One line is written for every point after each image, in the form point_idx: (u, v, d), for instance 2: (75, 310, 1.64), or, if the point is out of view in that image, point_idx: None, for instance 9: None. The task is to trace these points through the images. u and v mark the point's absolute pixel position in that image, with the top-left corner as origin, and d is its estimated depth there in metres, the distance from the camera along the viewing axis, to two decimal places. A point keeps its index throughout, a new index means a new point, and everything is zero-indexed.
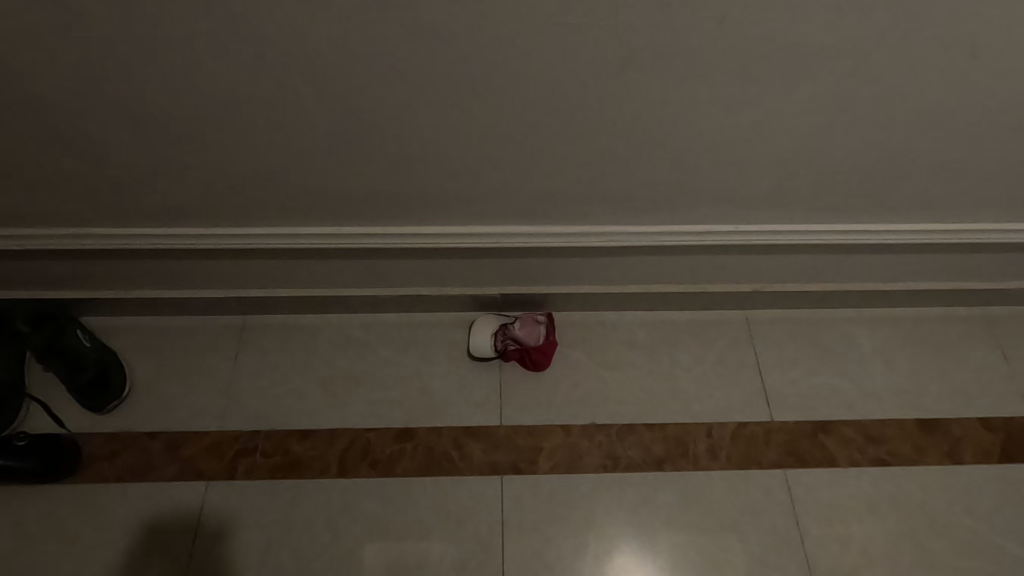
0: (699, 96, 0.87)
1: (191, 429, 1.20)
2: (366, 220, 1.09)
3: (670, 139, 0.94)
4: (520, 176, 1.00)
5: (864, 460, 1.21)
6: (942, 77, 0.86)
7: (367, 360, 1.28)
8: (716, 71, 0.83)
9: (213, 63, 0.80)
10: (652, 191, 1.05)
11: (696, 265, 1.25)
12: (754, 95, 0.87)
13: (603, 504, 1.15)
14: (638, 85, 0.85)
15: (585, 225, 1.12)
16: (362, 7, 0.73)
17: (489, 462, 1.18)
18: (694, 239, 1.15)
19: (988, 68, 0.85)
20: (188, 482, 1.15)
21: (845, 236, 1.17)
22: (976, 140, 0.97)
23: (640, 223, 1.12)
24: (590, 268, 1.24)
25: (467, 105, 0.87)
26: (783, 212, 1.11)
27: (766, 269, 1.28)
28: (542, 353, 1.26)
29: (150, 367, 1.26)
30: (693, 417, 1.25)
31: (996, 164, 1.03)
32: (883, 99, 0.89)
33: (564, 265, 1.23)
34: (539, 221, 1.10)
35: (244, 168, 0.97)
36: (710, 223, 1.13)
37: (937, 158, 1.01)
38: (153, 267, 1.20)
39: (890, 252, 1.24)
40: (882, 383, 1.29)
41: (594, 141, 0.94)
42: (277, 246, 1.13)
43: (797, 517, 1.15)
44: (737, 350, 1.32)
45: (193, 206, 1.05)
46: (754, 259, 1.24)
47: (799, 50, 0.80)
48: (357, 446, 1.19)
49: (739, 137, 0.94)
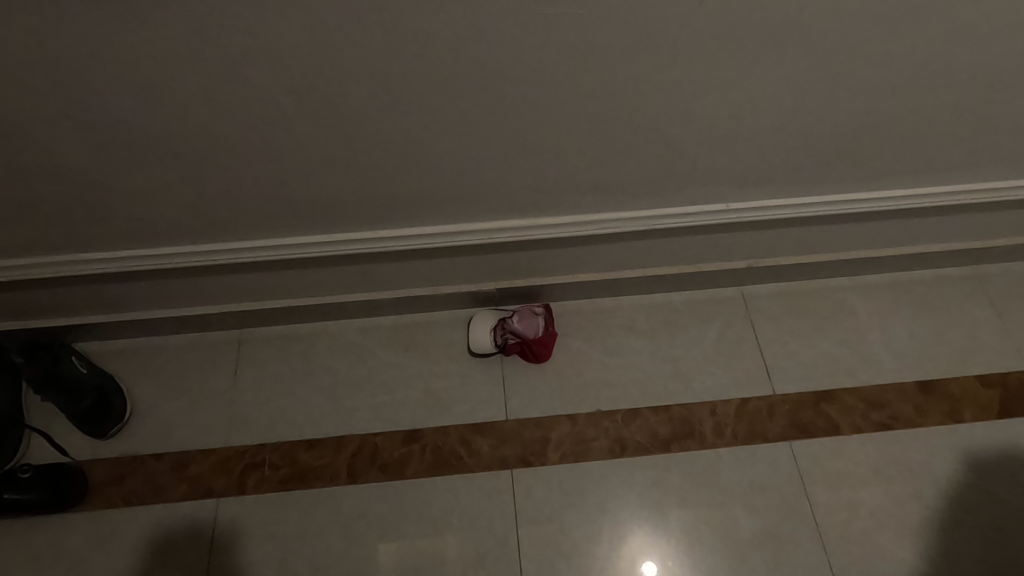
0: (685, 78, 0.87)
1: (197, 448, 1.19)
2: (357, 225, 1.08)
3: (657, 123, 0.94)
4: (509, 170, 1.00)
5: (867, 425, 1.22)
6: (925, 42, 0.86)
7: (368, 365, 1.28)
8: (700, 52, 0.83)
9: (191, 79, 0.79)
10: (642, 175, 1.05)
11: (691, 245, 1.25)
12: (739, 73, 0.87)
13: (614, 489, 1.16)
14: (623, 71, 0.84)
15: (577, 214, 1.11)
16: (339, 12, 0.72)
17: (498, 457, 1.18)
18: (687, 220, 1.15)
19: (969, 30, 0.85)
20: (199, 500, 1.15)
21: (835, 206, 1.18)
22: (960, 102, 0.98)
23: (633, 208, 1.12)
24: (586, 257, 1.24)
25: (451, 103, 0.86)
26: (772, 186, 1.12)
27: (762, 244, 1.28)
28: (542, 345, 1.25)
29: (150, 389, 1.25)
30: (697, 397, 1.25)
31: (981, 125, 1.03)
32: (867, 68, 0.89)
33: (560, 256, 1.23)
34: (532, 213, 1.10)
35: (231, 182, 0.96)
36: (701, 203, 1.13)
37: (923, 122, 1.01)
38: (148, 287, 1.19)
39: (880, 219, 1.25)
40: (881, 348, 1.31)
41: (582, 129, 0.94)
42: (268, 258, 1.12)
43: (806, 487, 1.16)
44: (736, 327, 1.33)
45: (182, 224, 1.04)
46: (747, 235, 1.24)
47: (785, 26, 0.80)
48: (365, 451, 1.19)
49: (726, 116, 0.94)
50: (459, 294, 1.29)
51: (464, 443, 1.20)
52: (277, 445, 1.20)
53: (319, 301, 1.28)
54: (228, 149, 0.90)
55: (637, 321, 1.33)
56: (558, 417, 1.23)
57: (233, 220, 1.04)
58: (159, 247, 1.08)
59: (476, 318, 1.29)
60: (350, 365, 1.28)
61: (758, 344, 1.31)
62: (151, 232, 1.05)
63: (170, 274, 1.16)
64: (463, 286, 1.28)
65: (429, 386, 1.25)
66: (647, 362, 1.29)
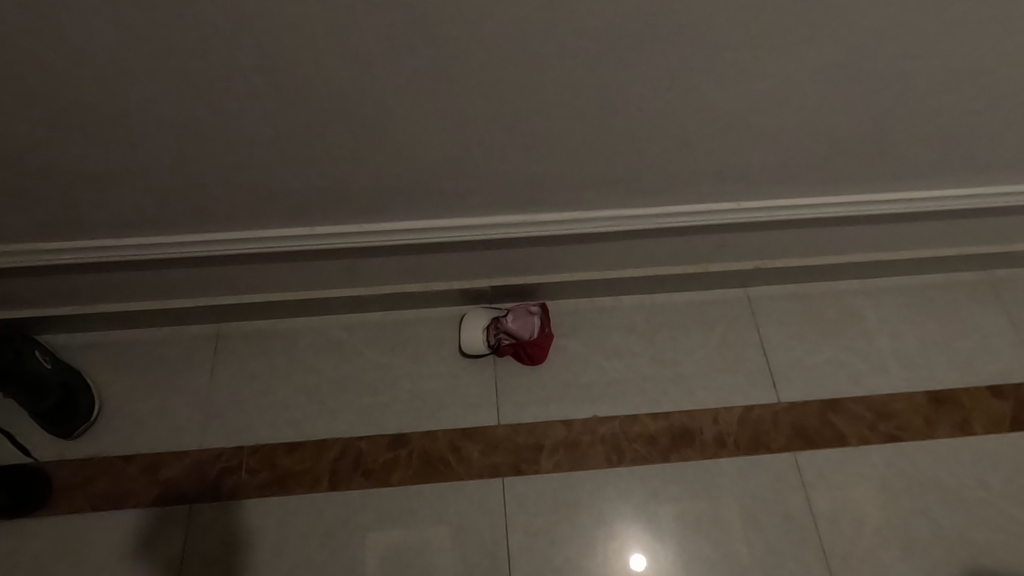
0: (701, 68, 0.79)
1: (170, 450, 1.13)
2: (343, 218, 1.01)
3: (667, 116, 0.87)
4: (508, 163, 0.93)
5: (875, 436, 1.17)
6: (962, 36, 0.79)
7: (353, 364, 1.21)
8: (718, 40, 0.75)
9: (154, 54, 0.71)
10: (649, 171, 0.98)
11: (698, 245, 1.18)
12: (759, 64, 0.79)
13: (610, 500, 1.10)
14: (634, 59, 0.77)
15: (577, 211, 1.04)
16: None
17: (489, 465, 1.12)
18: (694, 219, 1.08)
19: (1013, 24, 0.78)
20: (171, 506, 1.08)
21: (850, 208, 1.12)
22: (993, 101, 0.91)
23: (639, 206, 1.05)
24: (586, 255, 1.18)
25: (445, 89, 0.78)
26: (786, 185, 1.05)
27: (771, 246, 1.22)
28: (537, 347, 1.19)
29: (121, 386, 1.18)
30: (699, 403, 1.20)
31: (1011, 125, 0.97)
32: (898, 62, 0.82)
33: (558, 254, 1.16)
34: (531, 209, 1.03)
35: (205, 169, 0.88)
36: (709, 201, 1.07)
37: (950, 122, 0.95)
38: (120, 279, 1.11)
39: (895, 221, 1.19)
40: (890, 356, 1.25)
41: (587, 121, 0.87)
42: (246, 250, 1.04)
43: (810, 500, 1.11)
44: (741, 330, 1.27)
45: (152, 213, 0.96)
46: (756, 236, 1.18)
47: (814, 14, 0.73)
48: (348, 456, 1.13)
49: (742, 110, 0.87)
50: (451, 292, 1.22)
51: (451, 449, 1.13)
52: (255, 448, 1.13)
53: (303, 296, 1.21)
54: (200, 133, 0.83)
55: (637, 322, 1.27)
56: (552, 422, 1.17)
57: (208, 211, 0.97)
58: (130, 237, 1.01)
59: (468, 316, 1.22)
60: (334, 363, 1.21)
61: (763, 348, 1.25)
62: (120, 221, 0.97)
63: (142, 266, 1.08)
64: (455, 283, 1.22)
65: (417, 388, 1.19)
66: (647, 366, 1.23)
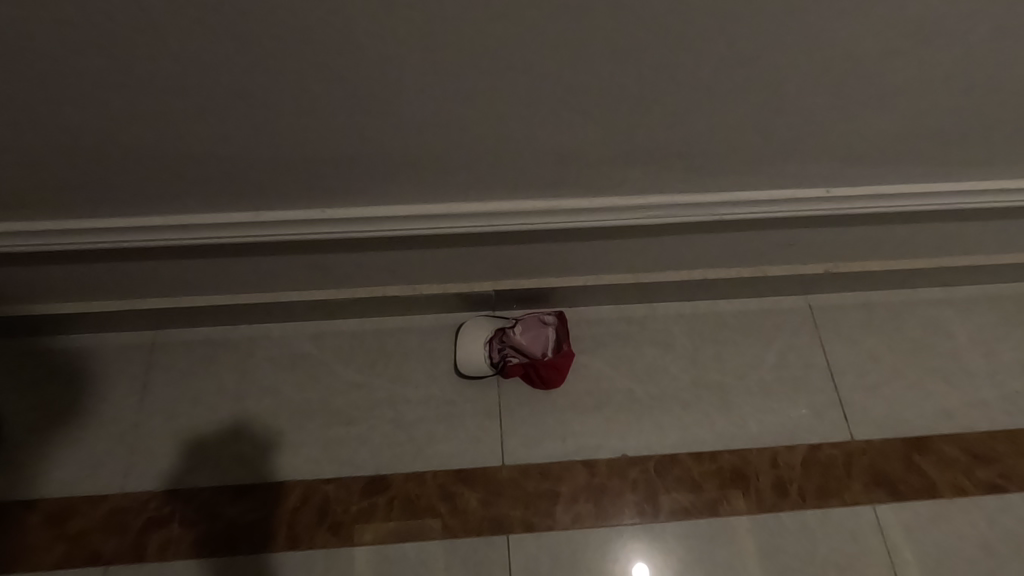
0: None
1: (83, 493, 0.88)
2: (302, 201, 0.76)
3: (750, 66, 0.62)
4: (524, 127, 0.67)
5: (974, 486, 0.93)
6: None
7: (322, 384, 0.97)
8: None
9: None
10: (715, 147, 0.72)
11: (757, 244, 0.94)
12: None
13: (643, 566, 0.87)
14: None
15: (613, 198, 0.79)
16: None
17: (490, 518, 0.89)
18: (765, 212, 0.83)
19: None
20: (81, 568, 0.84)
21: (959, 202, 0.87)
22: None
23: (694, 193, 0.79)
24: (618, 253, 0.93)
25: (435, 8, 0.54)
26: (887, 170, 0.80)
27: (846, 245, 0.98)
28: (553, 368, 0.95)
29: (27, 409, 0.94)
30: (753, 440, 0.96)
31: None
32: None
33: (584, 252, 0.91)
34: (551, 192, 0.78)
35: (103, 124, 0.63)
36: (788, 190, 0.81)
37: None
38: (20, 274, 0.86)
39: (1007, 219, 0.94)
40: (987, 383, 1.01)
41: (637, 68, 0.62)
42: (174, 241, 0.79)
43: (896, 569, 0.88)
44: (802, 348, 1.03)
45: (40, 190, 0.71)
46: (832, 234, 0.93)
47: None
48: (311, 504, 0.89)
49: (856, 59, 0.62)
50: (446, 296, 0.98)
51: (445, 496, 0.90)
52: (195, 491, 0.89)
53: (259, 300, 0.96)
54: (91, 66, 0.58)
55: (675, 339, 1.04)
56: (570, 464, 0.93)
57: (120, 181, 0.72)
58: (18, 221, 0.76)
59: (467, 329, 0.98)
60: (299, 384, 0.97)
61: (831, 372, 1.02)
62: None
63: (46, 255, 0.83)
64: (451, 285, 0.97)
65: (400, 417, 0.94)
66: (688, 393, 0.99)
